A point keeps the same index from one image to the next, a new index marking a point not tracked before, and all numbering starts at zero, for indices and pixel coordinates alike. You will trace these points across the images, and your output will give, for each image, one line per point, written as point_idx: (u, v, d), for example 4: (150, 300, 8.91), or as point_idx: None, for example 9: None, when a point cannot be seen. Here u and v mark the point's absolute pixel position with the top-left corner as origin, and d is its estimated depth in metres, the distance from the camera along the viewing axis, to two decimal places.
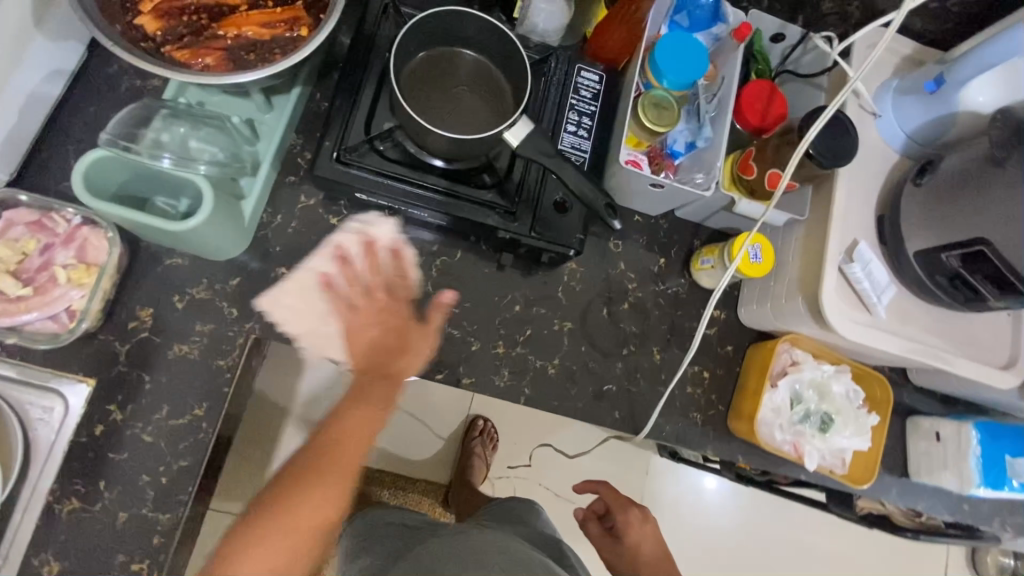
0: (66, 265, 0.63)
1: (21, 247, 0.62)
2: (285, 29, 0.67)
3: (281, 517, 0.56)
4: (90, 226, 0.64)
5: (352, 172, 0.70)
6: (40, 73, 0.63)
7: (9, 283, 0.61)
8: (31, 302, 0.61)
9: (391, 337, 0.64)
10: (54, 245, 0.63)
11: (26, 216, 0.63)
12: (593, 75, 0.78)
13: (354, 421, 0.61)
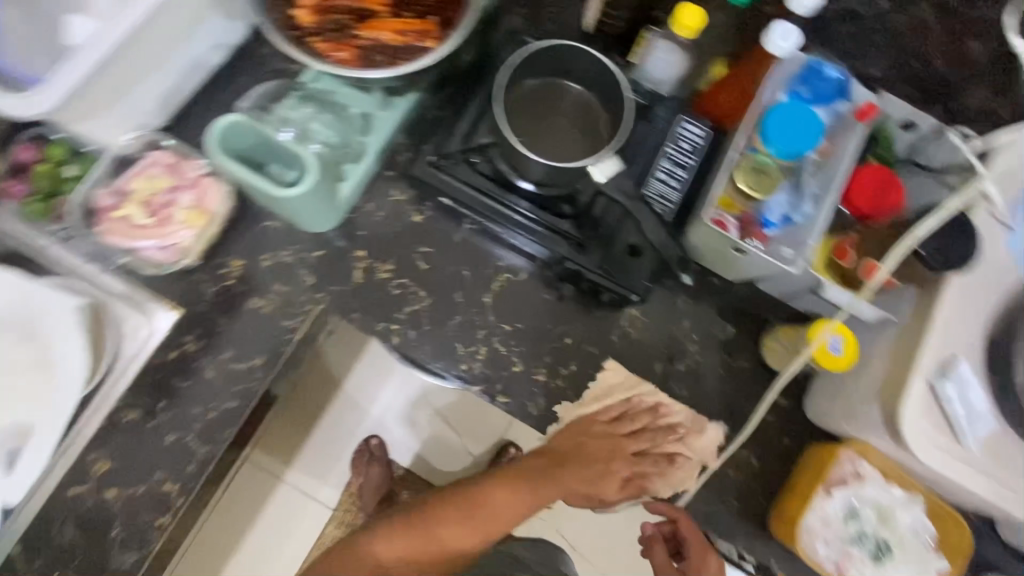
0: (186, 207, 0.72)
1: (157, 183, 0.72)
2: (416, 39, 0.73)
3: (422, 520, 0.74)
4: (211, 178, 0.73)
5: (442, 177, 0.74)
6: (208, 43, 0.74)
7: (139, 213, 0.71)
8: (151, 231, 0.71)
9: (596, 444, 0.77)
10: (181, 188, 0.72)
11: (165, 158, 0.73)
12: (697, 130, 0.77)
13: (522, 498, 0.76)
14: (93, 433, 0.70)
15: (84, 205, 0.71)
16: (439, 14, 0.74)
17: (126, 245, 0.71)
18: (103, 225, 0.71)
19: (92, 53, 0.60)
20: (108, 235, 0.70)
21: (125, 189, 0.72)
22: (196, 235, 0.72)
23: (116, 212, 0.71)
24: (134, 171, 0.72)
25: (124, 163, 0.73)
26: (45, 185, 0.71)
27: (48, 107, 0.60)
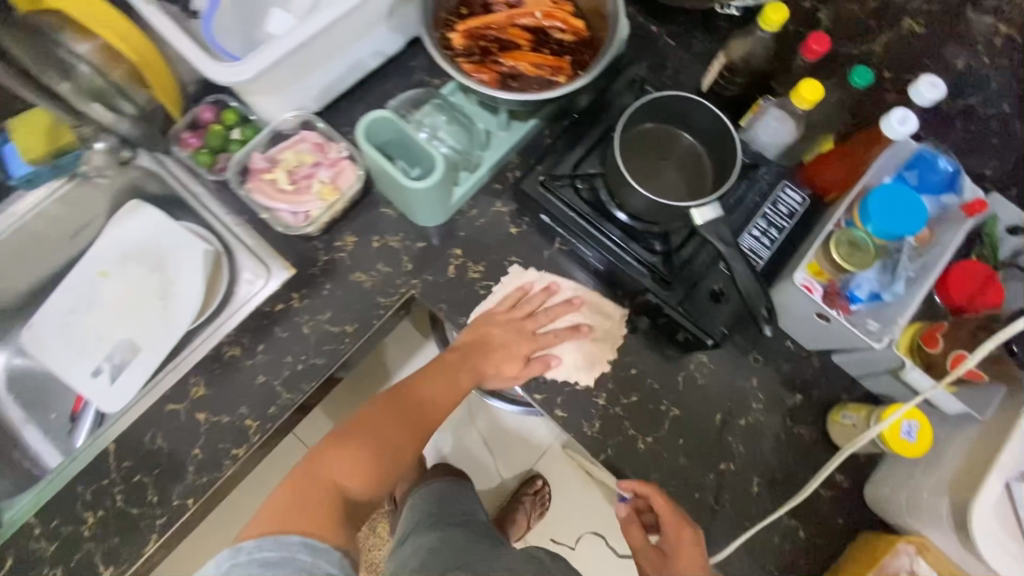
0: (323, 181, 0.81)
1: (302, 156, 0.82)
2: (549, 73, 0.81)
3: (352, 431, 0.72)
4: (350, 161, 0.83)
5: (548, 196, 0.79)
6: (371, 50, 0.85)
7: (283, 179, 0.81)
8: (288, 196, 0.80)
9: (499, 340, 0.79)
10: (322, 165, 0.82)
11: (314, 138, 0.83)
12: (796, 195, 0.81)
13: (429, 392, 0.78)
14: (199, 359, 0.79)
15: (239, 163, 0.81)
16: (573, 56, 0.83)
17: (267, 204, 0.81)
18: (251, 183, 0.81)
19: (289, 39, 0.71)
20: (254, 192, 0.80)
21: (274, 157, 0.83)
22: (324, 207, 0.81)
23: (264, 174, 0.81)
24: (284, 144, 0.83)
25: (280, 136, 0.84)
26: (215, 142, 0.82)
27: (243, 77, 0.70)
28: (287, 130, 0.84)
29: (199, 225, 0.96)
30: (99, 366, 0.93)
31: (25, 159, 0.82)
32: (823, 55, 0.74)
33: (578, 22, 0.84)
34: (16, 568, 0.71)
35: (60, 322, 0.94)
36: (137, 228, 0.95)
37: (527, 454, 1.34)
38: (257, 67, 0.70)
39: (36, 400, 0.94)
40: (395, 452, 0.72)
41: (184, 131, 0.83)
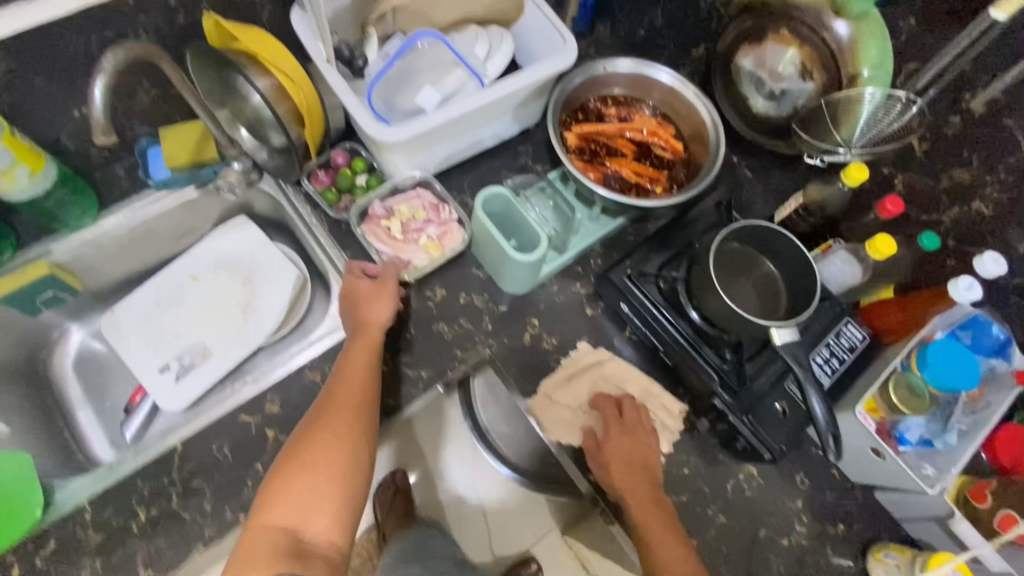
0: (429, 236, 0.89)
1: (415, 211, 0.90)
2: (648, 182, 0.91)
3: (283, 469, 0.67)
4: (458, 224, 0.90)
5: (631, 289, 0.85)
6: (493, 132, 0.96)
7: (397, 228, 0.89)
8: (397, 243, 0.88)
9: (376, 317, 0.80)
10: (432, 222, 0.89)
11: (428, 197, 0.91)
12: (857, 331, 0.86)
13: (349, 394, 0.74)
14: (278, 378, 0.82)
15: (361, 207, 0.90)
16: (670, 171, 0.93)
17: (380, 249, 0.88)
18: (367, 228, 0.89)
19: (440, 114, 0.80)
20: (368, 235, 0.88)
21: (391, 207, 0.91)
22: (425, 259, 0.88)
23: (381, 221, 0.89)
24: (402, 197, 0.91)
25: (398, 187, 0.92)
26: (343, 184, 0.90)
27: (395, 139, 0.78)
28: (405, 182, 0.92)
29: (293, 251, 1.05)
30: (168, 363, 0.96)
31: (167, 165, 0.88)
32: (895, 215, 0.83)
33: (677, 142, 0.94)
34: (58, 554, 0.71)
35: (142, 315, 0.98)
36: (237, 244, 1.02)
37: (525, 533, 1.31)
38: (408, 133, 0.79)
39: (100, 383, 0.97)
40: (335, 457, 0.68)
41: (317, 168, 0.92)
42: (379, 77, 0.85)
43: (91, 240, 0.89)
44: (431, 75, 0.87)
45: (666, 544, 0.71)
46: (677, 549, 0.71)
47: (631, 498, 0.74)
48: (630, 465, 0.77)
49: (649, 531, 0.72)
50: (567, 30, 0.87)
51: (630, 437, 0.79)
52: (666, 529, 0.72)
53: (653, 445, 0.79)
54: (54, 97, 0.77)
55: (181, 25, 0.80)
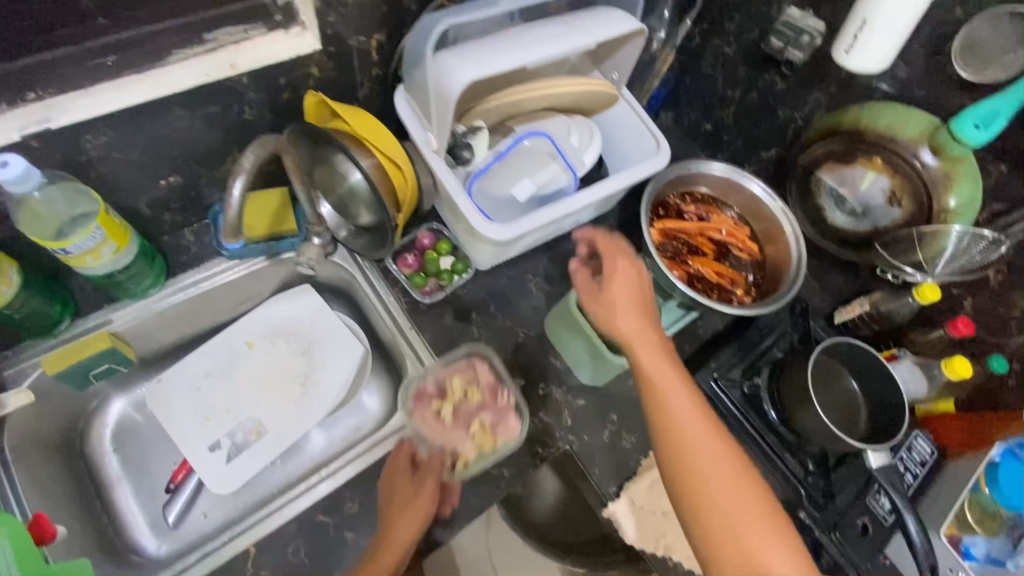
0: (483, 422, 0.83)
1: (469, 392, 0.84)
2: (728, 283, 0.93)
3: None
4: (516, 411, 0.83)
5: (716, 392, 0.87)
6: (574, 224, 0.96)
7: (448, 412, 0.83)
8: (446, 430, 0.83)
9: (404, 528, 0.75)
10: (488, 405, 0.84)
11: (486, 379, 0.85)
12: (925, 445, 0.90)
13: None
14: (358, 473, 0.80)
15: (412, 383, 0.85)
16: (747, 273, 0.95)
17: (428, 436, 0.83)
18: (416, 407, 0.84)
19: (544, 213, 0.81)
20: (417, 422, 0.83)
21: (442, 381, 0.85)
22: (475, 450, 0.82)
23: (432, 401, 0.84)
24: (456, 368, 0.85)
25: (452, 357, 0.86)
26: (431, 268, 0.90)
27: (502, 238, 0.79)
28: (458, 359, 0.86)
29: (353, 319, 0.99)
30: (218, 441, 0.89)
31: (246, 237, 0.85)
32: (967, 335, 0.86)
33: (754, 244, 0.96)
34: None
35: (192, 384, 0.91)
36: (296, 314, 0.96)
37: None
38: (514, 232, 0.79)
39: (138, 458, 0.89)
40: None
41: (402, 249, 0.91)
42: (480, 170, 0.85)
43: (154, 309, 0.83)
44: (528, 165, 0.86)
45: (676, 398, 0.68)
46: (687, 403, 0.68)
47: (637, 343, 0.71)
48: (632, 305, 0.73)
49: (657, 386, 0.69)
50: (661, 135, 0.90)
51: (626, 277, 0.74)
52: (680, 384, 0.69)
53: (646, 281, 0.75)
54: (142, 166, 0.73)
55: (283, 100, 0.78)
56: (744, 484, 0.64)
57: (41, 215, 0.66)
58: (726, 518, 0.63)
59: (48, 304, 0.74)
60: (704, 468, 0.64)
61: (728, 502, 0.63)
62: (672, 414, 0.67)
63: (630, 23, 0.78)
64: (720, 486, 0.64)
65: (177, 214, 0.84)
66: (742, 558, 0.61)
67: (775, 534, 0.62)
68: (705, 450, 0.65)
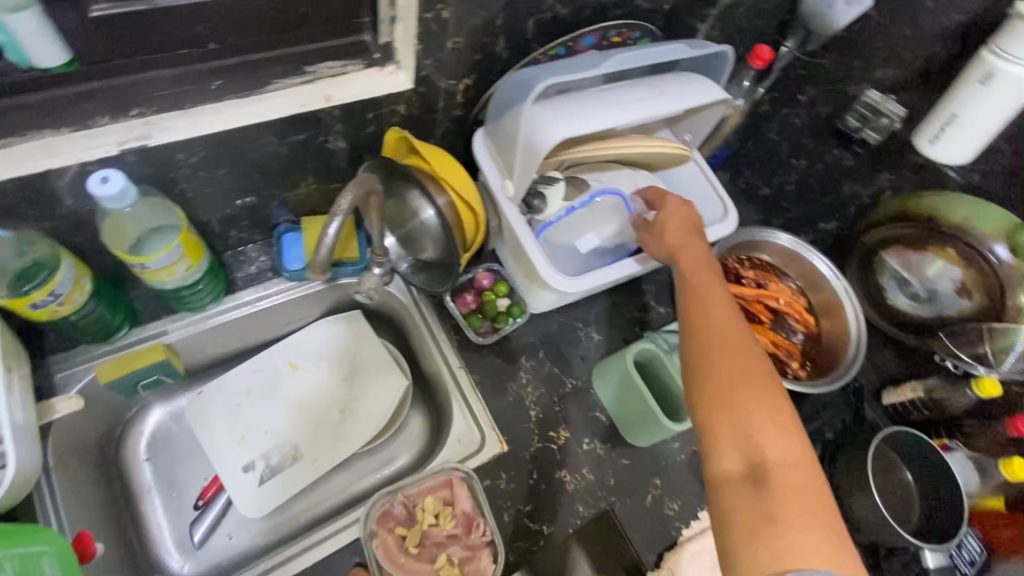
0: (450, 557, 0.70)
1: (441, 517, 0.71)
2: (782, 355, 0.93)
3: None
4: (491, 549, 0.71)
5: None
6: None
7: (413, 541, 0.70)
8: (410, 558, 0.70)
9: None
10: (459, 538, 0.71)
11: (465, 505, 0.72)
12: (974, 544, 0.83)
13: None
14: None
15: (379, 498, 0.71)
16: (801, 345, 0.94)
17: (389, 568, 0.69)
18: (376, 529, 0.70)
19: (609, 271, 0.82)
20: (377, 549, 0.69)
21: (412, 500, 0.73)
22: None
23: (400, 525, 0.71)
24: (430, 486, 0.73)
25: (426, 472, 0.74)
26: (489, 310, 0.89)
27: (568, 292, 0.80)
28: (433, 475, 0.73)
29: (398, 349, 0.98)
30: (253, 461, 0.87)
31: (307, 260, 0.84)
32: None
33: (811, 315, 0.95)
34: None
35: (232, 401, 0.89)
36: (343, 339, 0.95)
37: None
38: (579, 287, 0.80)
39: (171, 469, 0.87)
40: None
41: (460, 287, 0.91)
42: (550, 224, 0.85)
43: (209, 323, 0.83)
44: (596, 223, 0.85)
45: (711, 290, 0.68)
46: (719, 295, 0.68)
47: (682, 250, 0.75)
48: (686, 227, 0.77)
49: (691, 281, 0.70)
50: (730, 203, 0.90)
51: (685, 202, 0.80)
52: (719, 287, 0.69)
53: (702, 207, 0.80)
54: (223, 186, 0.73)
55: (365, 134, 0.78)
56: (758, 368, 0.59)
57: (125, 228, 0.66)
58: (728, 390, 0.58)
59: (112, 312, 0.74)
60: (722, 345, 0.62)
61: (737, 376, 0.59)
62: (701, 299, 0.68)
63: (716, 93, 0.80)
64: (732, 362, 0.60)
65: (243, 231, 0.84)
66: (737, 433, 0.56)
67: (776, 419, 0.56)
68: (723, 330, 0.63)
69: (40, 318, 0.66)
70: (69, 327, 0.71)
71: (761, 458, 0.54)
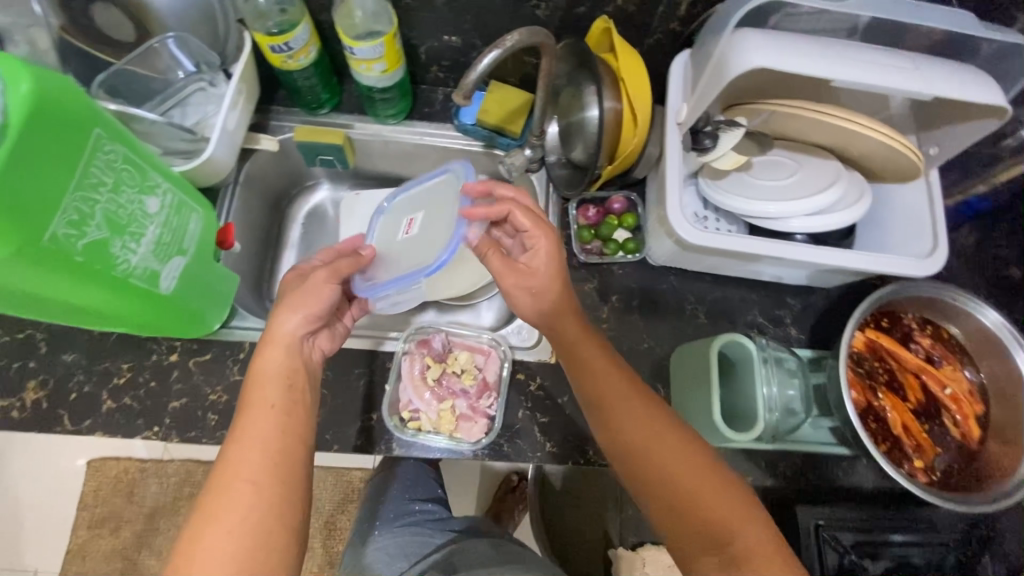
0: (454, 407, 0.76)
1: (466, 372, 0.79)
2: (912, 446, 0.73)
3: (237, 439, 0.55)
4: (487, 420, 0.75)
5: (812, 541, 0.73)
6: (776, 270, 0.83)
7: (434, 374, 0.78)
8: (424, 385, 0.77)
9: (274, 362, 0.60)
10: (468, 394, 0.77)
11: (489, 375, 0.79)
12: None
13: (242, 496, 0.52)
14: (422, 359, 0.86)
15: (425, 327, 0.80)
16: (944, 453, 0.73)
17: (406, 380, 0.77)
18: (413, 349, 0.79)
19: (748, 242, 0.74)
20: (406, 362, 0.77)
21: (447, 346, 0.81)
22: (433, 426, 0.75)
23: (431, 357, 0.79)
24: (468, 344, 0.81)
25: (474, 330, 0.82)
26: (603, 231, 0.87)
27: (690, 241, 0.74)
28: (480, 336, 0.81)
29: None
30: None
31: (479, 117, 0.90)
32: None
33: (979, 429, 0.73)
34: (208, 365, 0.78)
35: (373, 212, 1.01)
36: None
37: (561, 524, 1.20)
38: (704, 242, 0.74)
39: (314, 240, 1.05)
40: (289, 422, 0.57)
41: (590, 202, 0.90)
42: (756, 184, 0.78)
43: (385, 136, 0.95)
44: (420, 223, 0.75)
45: (604, 386, 0.63)
46: (611, 375, 0.64)
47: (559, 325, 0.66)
48: (539, 296, 0.65)
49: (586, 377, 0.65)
50: (944, 237, 0.74)
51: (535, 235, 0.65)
52: (606, 363, 0.65)
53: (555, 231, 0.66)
54: (439, 16, 0.81)
55: (575, 14, 0.79)
56: (681, 443, 0.60)
57: (353, 16, 0.77)
58: (682, 487, 0.58)
59: (322, 88, 0.89)
60: (642, 442, 0.61)
61: (665, 459, 0.59)
62: (616, 414, 0.62)
63: (992, 95, 0.62)
64: (677, 466, 0.59)
65: (442, 71, 0.93)
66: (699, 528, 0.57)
67: (707, 470, 0.59)
68: (645, 439, 0.60)
69: (273, 64, 0.80)
70: (292, 88, 0.88)
71: (747, 546, 0.55)
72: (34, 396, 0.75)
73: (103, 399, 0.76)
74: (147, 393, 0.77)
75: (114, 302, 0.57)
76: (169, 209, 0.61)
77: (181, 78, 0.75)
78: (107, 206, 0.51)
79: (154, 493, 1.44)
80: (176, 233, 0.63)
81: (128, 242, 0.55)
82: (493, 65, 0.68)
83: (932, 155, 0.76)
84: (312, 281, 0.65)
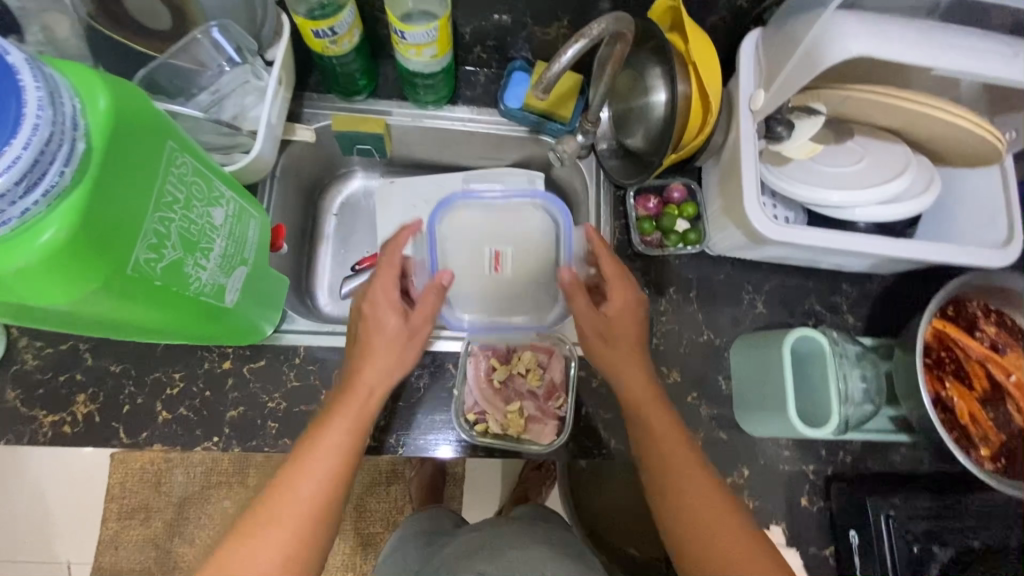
0: (522, 408, 0.76)
1: (531, 373, 0.78)
2: (978, 434, 0.74)
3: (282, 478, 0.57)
4: (557, 422, 0.75)
5: (882, 525, 0.73)
6: (840, 259, 0.81)
7: (499, 376, 0.77)
8: (488, 388, 0.76)
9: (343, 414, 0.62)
10: (535, 395, 0.77)
11: (555, 375, 0.77)
12: None
13: (265, 539, 0.53)
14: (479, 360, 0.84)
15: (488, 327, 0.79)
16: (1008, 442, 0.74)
17: (470, 383, 0.76)
18: (476, 352, 0.77)
19: (826, 237, 0.72)
20: (470, 364, 0.77)
21: (511, 348, 0.80)
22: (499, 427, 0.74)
23: (496, 359, 0.78)
24: (533, 345, 0.79)
25: (536, 329, 0.80)
26: (664, 222, 0.84)
27: (765, 235, 0.72)
28: (542, 336, 0.79)
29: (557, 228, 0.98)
30: None
31: (529, 102, 0.85)
32: None
33: None
34: (264, 372, 0.76)
35: (411, 201, 0.97)
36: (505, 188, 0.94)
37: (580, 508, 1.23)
38: (778, 235, 0.72)
39: (350, 231, 1.00)
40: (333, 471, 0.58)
41: (648, 190, 0.87)
42: (828, 172, 0.75)
43: (425, 122, 0.90)
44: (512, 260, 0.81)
45: (654, 416, 0.65)
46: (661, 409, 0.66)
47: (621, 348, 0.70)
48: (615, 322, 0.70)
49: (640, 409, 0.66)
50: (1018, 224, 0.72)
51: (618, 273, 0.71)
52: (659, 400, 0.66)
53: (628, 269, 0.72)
54: None
55: None
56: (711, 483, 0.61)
57: None
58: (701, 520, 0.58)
59: (361, 73, 0.83)
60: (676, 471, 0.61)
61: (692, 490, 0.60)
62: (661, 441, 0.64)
63: None
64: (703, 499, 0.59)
65: (486, 51, 0.87)
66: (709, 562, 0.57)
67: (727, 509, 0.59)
68: (680, 464, 0.62)
69: (314, 49, 0.75)
70: (330, 73, 0.82)
71: None
72: (85, 409, 0.73)
73: (157, 411, 0.73)
74: (203, 402, 0.74)
75: (184, 322, 0.54)
76: (232, 219, 0.57)
77: (225, 70, 0.69)
78: (181, 224, 0.48)
79: (181, 483, 1.42)
80: (239, 242, 0.59)
81: (198, 259, 0.51)
82: (574, 58, 0.64)
83: (1008, 139, 0.74)
84: (397, 337, 0.67)
